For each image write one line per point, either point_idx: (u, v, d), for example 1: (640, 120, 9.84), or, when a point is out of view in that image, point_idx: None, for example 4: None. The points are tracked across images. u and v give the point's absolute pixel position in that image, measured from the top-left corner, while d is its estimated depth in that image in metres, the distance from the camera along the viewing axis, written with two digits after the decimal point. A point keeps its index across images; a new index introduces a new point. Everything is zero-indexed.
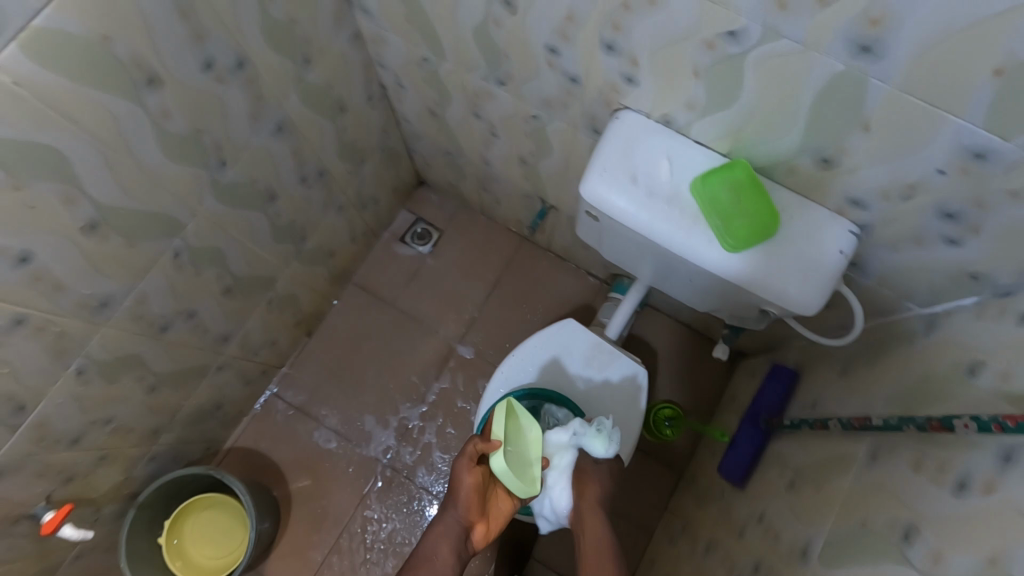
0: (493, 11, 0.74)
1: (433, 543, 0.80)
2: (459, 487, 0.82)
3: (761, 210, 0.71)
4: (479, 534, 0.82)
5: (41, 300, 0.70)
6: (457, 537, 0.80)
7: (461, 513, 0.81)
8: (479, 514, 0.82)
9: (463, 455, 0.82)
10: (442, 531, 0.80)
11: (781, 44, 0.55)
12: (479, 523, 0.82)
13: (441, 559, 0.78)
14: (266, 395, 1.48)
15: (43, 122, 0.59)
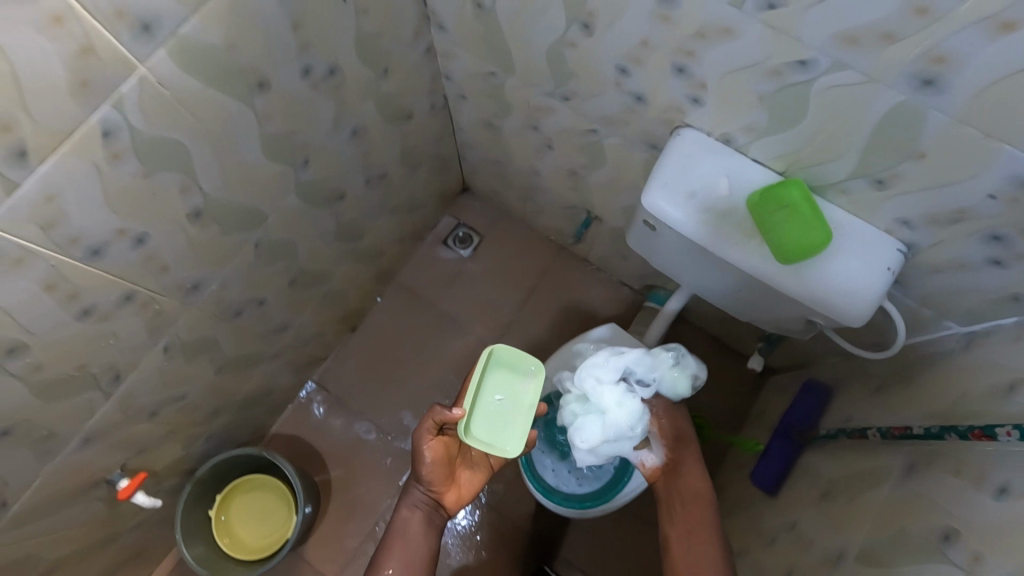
0: (570, 33, 0.81)
1: (408, 515, 0.90)
2: (422, 463, 0.87)
3: (813, 227, 0.75)
4: (451, 499, 0.91)
5: (148, 279, 0.77)
6: (428, 505, 0.90)
7: (426, 485, 0.89)
8: (446, 485, 0.90)
9: (422, 436, 0.86)
10: (416, 504, 0.90)
11: (848, 75, 0.60)
12: (449, 491, 0.90)
13: (417, 528, 0.89)
14: (310, 384, 1.54)
15: (175, 119, 0.66)
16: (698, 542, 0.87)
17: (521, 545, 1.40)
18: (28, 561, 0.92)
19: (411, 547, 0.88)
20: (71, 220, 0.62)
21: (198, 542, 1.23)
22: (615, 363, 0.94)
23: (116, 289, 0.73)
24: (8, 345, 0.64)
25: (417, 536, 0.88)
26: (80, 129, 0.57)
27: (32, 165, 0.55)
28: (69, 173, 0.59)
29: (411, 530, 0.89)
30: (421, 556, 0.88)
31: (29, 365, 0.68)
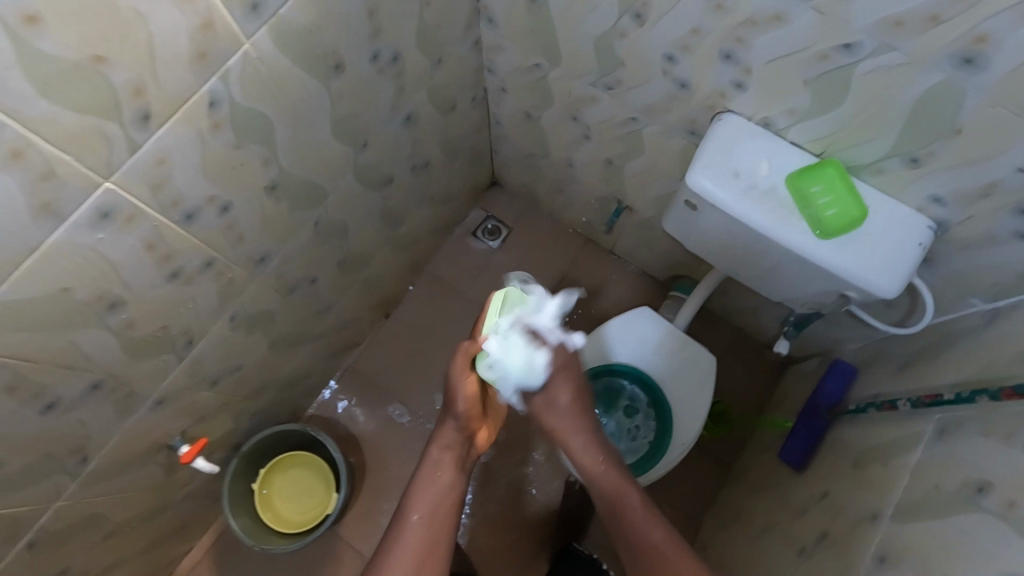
0: (622, 23, 0.86)
1: (439, 456, 0.87)
2: (459, 397, 0.88)
3: (850, 203, 0.81)
4: (479, 437, 0.93)
5: (227, 246, 0.82)
6: (459, 444, 0.89)
7: (461, 423, 0.89)
8: (477, 423, 0.91)
9: (459, 370, 0.88)
10: (446, 444, 0.88)
11: (890, 57, 0.66)
12: (479, 430, 0.92)
13: (448, 467, 0.86)
14: (332, 385, 1.56)
15: (266, 94, 0.72)
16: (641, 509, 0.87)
17: (548, 527, 1.44)
18: (97, 521, 0.96)
19: (442, 489, 0.84)
20: (175, 183, 0.67)
21: (243, 515, 1.27)
22: (546, 311, 0.89)
23: (200, 254, 0.79)
24: (111, 299, 0.69)
25: (449, 476, 0.86)
26: (192, 97, 0.62)
27: (152, 127, 0.60)
28: (179, 139, 0.64)
29: (442, 471, 0.86)
30: (453, 497, 0.85)
31: (123, 321, 0.73)
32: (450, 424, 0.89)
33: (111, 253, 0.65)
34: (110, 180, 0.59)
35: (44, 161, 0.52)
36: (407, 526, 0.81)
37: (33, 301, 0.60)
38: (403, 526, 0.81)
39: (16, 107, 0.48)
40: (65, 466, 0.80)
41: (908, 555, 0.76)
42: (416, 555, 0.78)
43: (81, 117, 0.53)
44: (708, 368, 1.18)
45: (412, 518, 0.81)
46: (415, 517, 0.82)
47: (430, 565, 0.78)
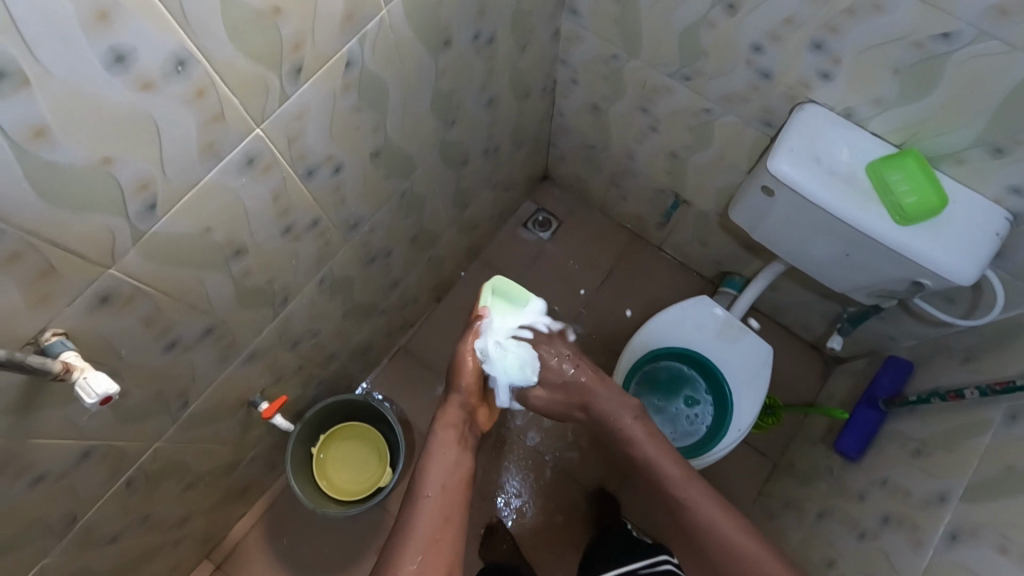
0: (712, 13, 0.91)
1: (443, 436, 0.87)
2: (463, 370, 0.91)
3: (930, 192, 0.84)
4: (480, 415, 0.94)
5: (331, 208, 0.87)
6: (460, 421, 0.90)
7: (464, 399, 0.91)
8: (478, 400, 0.93)
9: (464, 344, 0.92)
10: (450, 421, 0.88)
11: (989, 45, 0.70)
12: (480, 407, 0.95)
13: (453, 444, 0.86)
14: (374, 373, 1.59)
15: (389, 61, 0.77)
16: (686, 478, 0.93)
17: (588, 509, 1.47)
18: (182, 469, 1.00)
19: (449, 467, 0.83)
20: (306, 138, 0.72)
21: (301, 481, 1.30)
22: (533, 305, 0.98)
23: (311, 212, 0.83)
24: (237, 246, 0.74)
25: (454, 454, 0.85)
26: (336, 57, 0.67)
27: (300, 82, 0.65)
28: (318, 96, 0.69)
29: (446, 448, 0.85)
30: (459, 477, 0.83)
31: (242, 269, 0.78)
32: (454, 401, 0.91)
33: (246, 198, 0.69)
34: (260, 127, 0.64)
35: (217, 103, 0.57)
36: (421, 509, 0.78)
37: (182, 236, 0.64)
38: (416, 507, 0.78)
39: (208, 48, 0.52)
40: (170, 408, 0.84)
41: (983, 530, 0.78)
42: (431, 531, 0.76)
43: (251, 64, 0.57)
44: (766, 357, 1.20)
45: (425, 499, 0.79)
46: (427, 496, 0.80)
47: (443, 544, 0.75)
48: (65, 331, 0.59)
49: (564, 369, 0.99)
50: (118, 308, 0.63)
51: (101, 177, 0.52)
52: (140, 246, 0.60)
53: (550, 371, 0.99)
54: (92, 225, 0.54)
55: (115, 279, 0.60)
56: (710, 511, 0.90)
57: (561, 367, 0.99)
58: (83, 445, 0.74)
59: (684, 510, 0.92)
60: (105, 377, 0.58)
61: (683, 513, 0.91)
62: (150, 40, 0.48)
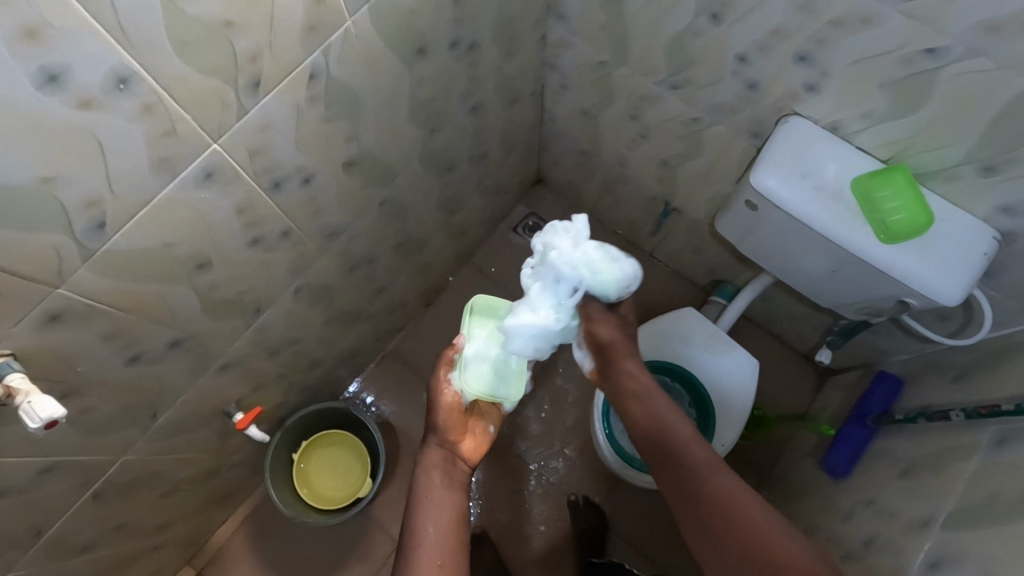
0: (698, 22, 0.88)
1: (428, 478, 0.76)
2: (439, 405, 0.80)
3: (917, 209, 0.81)
4: (469, 447, 0.82)
5: (303, 219, 0.85)
6: (444, 460, 0.79)
7: (443, 436, 0.80)
8: (461, 432, 0.81)
9: (438, 374, 0.81)
10: (431, 463, 0.78)
11: (977, 62, 0.68)
12: (466, 440, 0.82)
13: (438, 486, 0.76)
14: (361, 377, 1.58)
15: (360, 71, 0.75)
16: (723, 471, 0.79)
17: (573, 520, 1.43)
18: (156, 478, 0.99)
19: (437, 511, 0.73)
20: (271, 150, 0.70)
21: (282, 488, 1.29)
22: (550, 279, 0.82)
23: (282, 223, 0.82)
24: (201, 259, 0.72)
25: (441, 494, 0.75)
26: (299, 68, 0.65)
27: (260, 94, 0.63)
28: (282, 108, 0.67)
29: (433, 489, 0.75)
30: (452, 515, 0.73)
31: (208, 282, 0.76)
32: (434, 440, 0.80)
33: (208, 213, 0.68)
34: (218, 142, 0.62)
35: (168, 119, 0.55)
36: (416, 559, 0.69)
37: (138, 252, 0.63)
38: (409, 562, 0.69)
39: (155, 64, 0.51)
40: (138, 420, 0.83)
41: (965, 560, 0.76)
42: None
43: (204, 79, 0.56)
44: (753, 372, 1.18)
45: (416, 551, 0.70)
46: (417, 548, 0.70)
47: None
48: (12, 352, 0.58)
49: (606, 327, 0.90)
50: (73, 325, 0.62)
51: (42, 197, 0.50)
52: (91, 265, 0.59)
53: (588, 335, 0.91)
54: (36, 244, 0.53)
55: (65, 298, 0.59)
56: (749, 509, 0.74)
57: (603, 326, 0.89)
58: (44, 460, 0.73)
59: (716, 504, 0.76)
60: (51, 401, 0.57)
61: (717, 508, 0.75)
62: (88, 57, 0.46)
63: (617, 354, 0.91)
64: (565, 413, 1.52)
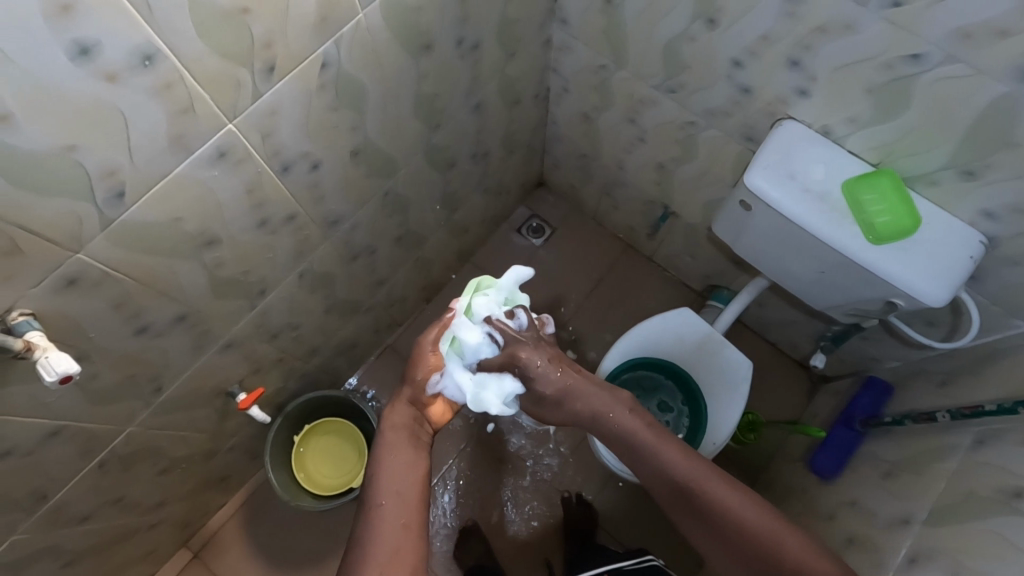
0: (693, 28, 0.92)
1: (392, 437, 0.80)
2: (421, 364, 0.87)
3: (904, 213, 0.85)
4: (434, 411, 0.88)
5: (309, 205, 0.89)
6: (411, 419, 0.84)
7: (414, 394, 0.86)
8: (430, 395, 0.87)
9: (427, 337, 0.88)
10: (397, 421, 0.82)
11: (957, 68, 0.71)
12: (433, 403, 0.88)
13: (403, 444, 0.79)
14: (361, 370, 1.60)
15: (367, 64, 0.78)
16: (714, 480, 0.74)
17: (565, 514, 1.46)
18: (157, 454, 1.02)
19: (402, 468, 0.76)
20: (280, 134, 0.74)
21: (279, 472, 1.32)
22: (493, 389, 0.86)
23: (287, 207, 0.85)
24: (209, 236, 0.76)
25: (406, 454, 0.78)
26: (310, 57, 0.69)
27: (273, 79, 0.67)
28: (292, 94, 0.71)
29: (398, 449, 0.78)
30: (417, 479, 0.76)
31: (216, 260, 0.80)
32: (406, 397, 0.86)
33: (219, 191, 0.72)
34: (233, 122, 0.66)
35: (186, 97, 0.59)
36: (379, 519, 0.71)
37: (150, 226, 0.66)
38: (372, 519, 0.71)
39: (175, 43, 0.54)
40: (142, 392, 0.87)
41: (940, 555, 0.78)
42: (389, 545, 0.69)
43: (221, 61, 0.59)
44: (745, 373, 1.20)
45: (379, 509, 0.72)
46: (381, 505, 0.73)
47: (406, 553, 0.69)
48: (32, 311, 0.61)
49: (541, 369, 0.83)
50: (86, 291, 0.65)
51: (68, 164, 0.54)
52: (108, 233, 0.62)
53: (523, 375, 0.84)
54: (58, 209, 0.56)
55: (82, 263, 0.62)
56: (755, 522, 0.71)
57: (540, 367, 0.83)
58: (52, 424, 0.76)
59: (716, 519, 0.72)
60: (66, 357, 0.60)
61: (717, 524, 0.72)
62: (115, 34, 0.50)
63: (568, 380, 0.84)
64: None
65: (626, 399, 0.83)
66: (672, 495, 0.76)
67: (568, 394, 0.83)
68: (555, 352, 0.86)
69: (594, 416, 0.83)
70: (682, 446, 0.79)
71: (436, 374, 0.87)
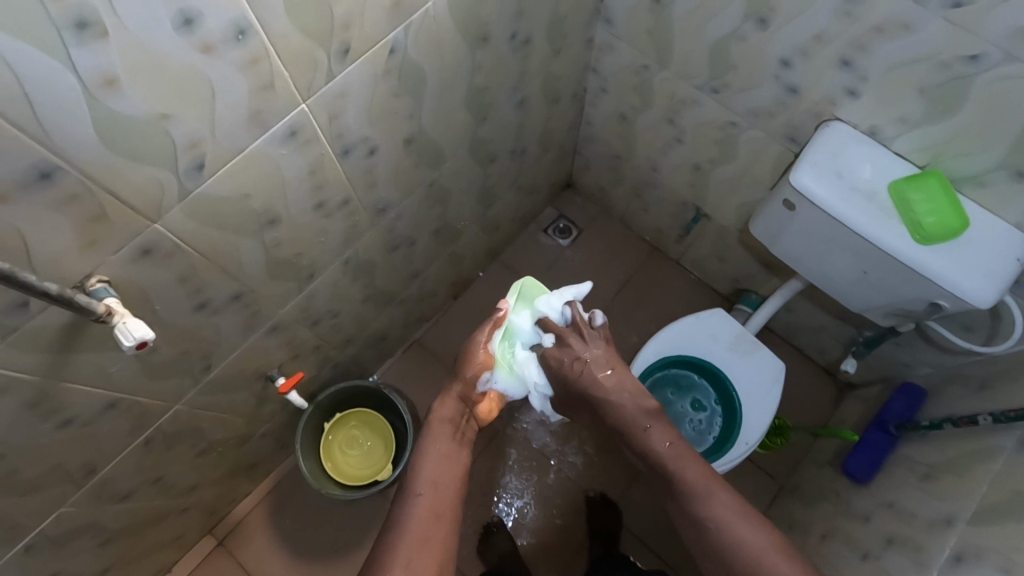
0: (743, 27, 0.94)
1: (436, 429, 0.83)
2: (472, 361, 0.90)
3: (951, 214, 0.85)
4: (480, 409, 0.91)
5: (362, 191, 0.90)
6: (457, 415, 0.87)
7: (465, 390, 0.89)
8: (479, 393, 0.90)
9: (478, 336, 0.91)
10: (445, 415, 0.85)
11: (1015, 69, 0.72)
12: (481, 401, 0.91)
13: (447, 439, 0.83)
14: (388, 364, 1.61)
15: (429, 52, 0.80)
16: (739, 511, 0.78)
17: (586, 512, 1.46)
18: (197, 435, 1.03)
19: (443, 463, 0.80)
20: (346, 118, 0.75)
21: (309, 461, 1.33)
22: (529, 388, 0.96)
23: (343, 191, 0.86)
24: (272, 216, 0.77)
25: (448, 449, 0.81)
26: (381, 41, 0.71)
27: (346, 62, 0.68)
28: (361, 77, 0.72)
29: (440, 441, 0.82)
30: (453, 471, 0.79)
31: (274, 240, 0.81)
32: (455, 391, 0.89)
33: (286, 170, 0.73)
34: (306, 101, 0.67)
35: (269, 73, 0.61)
36: (414, 504, 0.74)
37: (223, 199, 0.68)
38: (408, 504, 0.74)
39: (266, 19, 0.56)
40: (192, 369, 0.88)
41: (989, 552, 0.78)
42: (422, 532, 0.71)
43: (304, 39, 0.61)
44: (778, 375, 1.20)
45: (416, 497, 0.75)
46: (419, 495, 0.75)
47: (437, 541, 0.71)
48: (108, 279, 0.62)
49: (586, 360, 0.90)
50: (158, 261, 0.67)
51: (158, 132, 0.55)
52: (185, 204, 0.64)
53: (569, 365, 0.91)
54: (144, 177, 0.57)
55: (158, 233, 0.63)
56: (773, 561, 0.72)
57: (585, 359, 0.90)
58: (110, 396, 0.77)
59: (734, 550, 0.75)
60: (142, 323, 0.61)
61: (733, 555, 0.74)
62: (217, 7, 0.51)
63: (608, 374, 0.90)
64: None
65: (656, 412, 0.90)
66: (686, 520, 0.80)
67: (603, 399, 0.90)
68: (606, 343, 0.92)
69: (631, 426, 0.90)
70: (704, 469, 0.84)
71: (486, 372, 0.90)
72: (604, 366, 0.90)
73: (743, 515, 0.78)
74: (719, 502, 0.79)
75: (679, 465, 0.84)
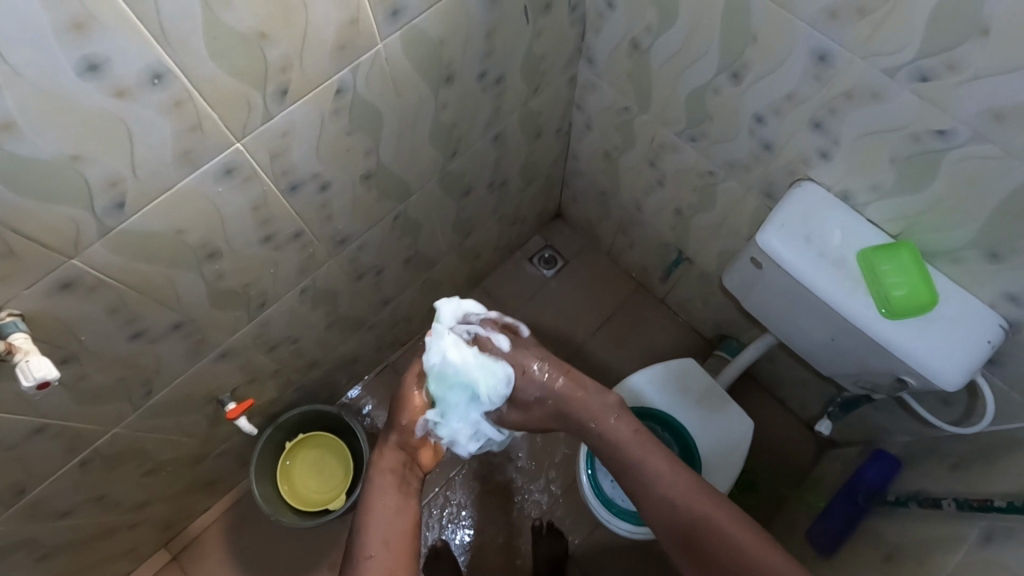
0: (718, 80, 0.91)
1: (381, 483, 0.81)
2: (407, 407, 0.86)
3: (922, 287, 0.81)
4: (424, 456, 0.88)
5: (316, 224, 0.89)
6: (400, 465, 0.84)
7: (403, 437, 0.86)
8: (420, 438, 0.87)
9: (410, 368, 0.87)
10: (387, 466, 0.83)
11: (985, 148, 0.69)
12: (423, 447, 0.87)
13: (392, 491, 0.81)
14: (361, 385, 1.58)
15: (384, 91, 0.78)
16: (705, 495, 0.77)
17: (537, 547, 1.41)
18: (141, 455, 1.01)
19: (391, 519, 0.78)
20: (292, 155, 0.74)
21: (264, 483, 1.31)
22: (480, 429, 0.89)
23: (294, 224, 0.85)
24: (212, 249, 0.76)
25: (395, 502, 0.80)
26: (327, 82, 0.69)
27: (287, 103, 0.67)
28: (306, 116, 0.71)
29: (386, 496, 0.80)
30: (403, 526, 0.78)
31: (216, 272, 0.80)
32: (394, 440, 0.86)
33: (224, 207, 0.72)
34: (242, 141, 0.66)
35: (196, 115, 0.59)
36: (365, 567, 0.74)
37: (152, 235, 0.67)
38: (361, 567, 0.74)
39: (188, 65, 0.55)
40: (131, 394, 0.86)
41: None
42: None
43: (234, 81, 0.59)
44: (744, 436, 1.17)
45: (367, 561, 0.74)
46: (370, 557, 0.75)
47: None
48: (21, 312, 0.61)
49: (530, 375, 0.86)
50: (80, 295, 0.66)
51: (67, 172, 0.54)
52: (106, 241, 0.63)
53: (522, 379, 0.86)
54: (55, 215, 0.56)
55: (77, 269, 0.63)
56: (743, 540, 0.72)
57: (534, 372, 0.86)
58: (36, 421, 0.76)
59: (704, 531, 0.74)
60: (46, 363, 0.61)
61: (704, 535, 0.74)
62: (128, 51, 0.50)
63: (557, 386, 0.86)
64: (558, 450, 1.50)
65: (616, 403, 0.86)
66: (651, 503, 0.79)
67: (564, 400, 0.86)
68: (543, 351, 0.89)
69: (586, 423, 0.85)
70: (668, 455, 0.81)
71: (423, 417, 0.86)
72: (556, 372, 0.87)
73: (711, 497, 0.77)
74: (687, 486, 0.78)
75: (635, 447, 0.82)
